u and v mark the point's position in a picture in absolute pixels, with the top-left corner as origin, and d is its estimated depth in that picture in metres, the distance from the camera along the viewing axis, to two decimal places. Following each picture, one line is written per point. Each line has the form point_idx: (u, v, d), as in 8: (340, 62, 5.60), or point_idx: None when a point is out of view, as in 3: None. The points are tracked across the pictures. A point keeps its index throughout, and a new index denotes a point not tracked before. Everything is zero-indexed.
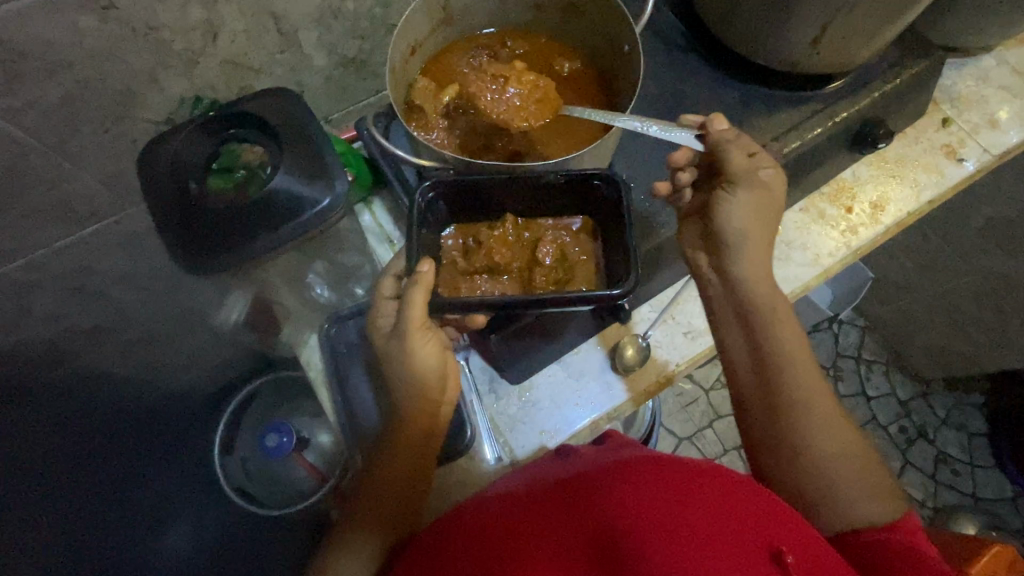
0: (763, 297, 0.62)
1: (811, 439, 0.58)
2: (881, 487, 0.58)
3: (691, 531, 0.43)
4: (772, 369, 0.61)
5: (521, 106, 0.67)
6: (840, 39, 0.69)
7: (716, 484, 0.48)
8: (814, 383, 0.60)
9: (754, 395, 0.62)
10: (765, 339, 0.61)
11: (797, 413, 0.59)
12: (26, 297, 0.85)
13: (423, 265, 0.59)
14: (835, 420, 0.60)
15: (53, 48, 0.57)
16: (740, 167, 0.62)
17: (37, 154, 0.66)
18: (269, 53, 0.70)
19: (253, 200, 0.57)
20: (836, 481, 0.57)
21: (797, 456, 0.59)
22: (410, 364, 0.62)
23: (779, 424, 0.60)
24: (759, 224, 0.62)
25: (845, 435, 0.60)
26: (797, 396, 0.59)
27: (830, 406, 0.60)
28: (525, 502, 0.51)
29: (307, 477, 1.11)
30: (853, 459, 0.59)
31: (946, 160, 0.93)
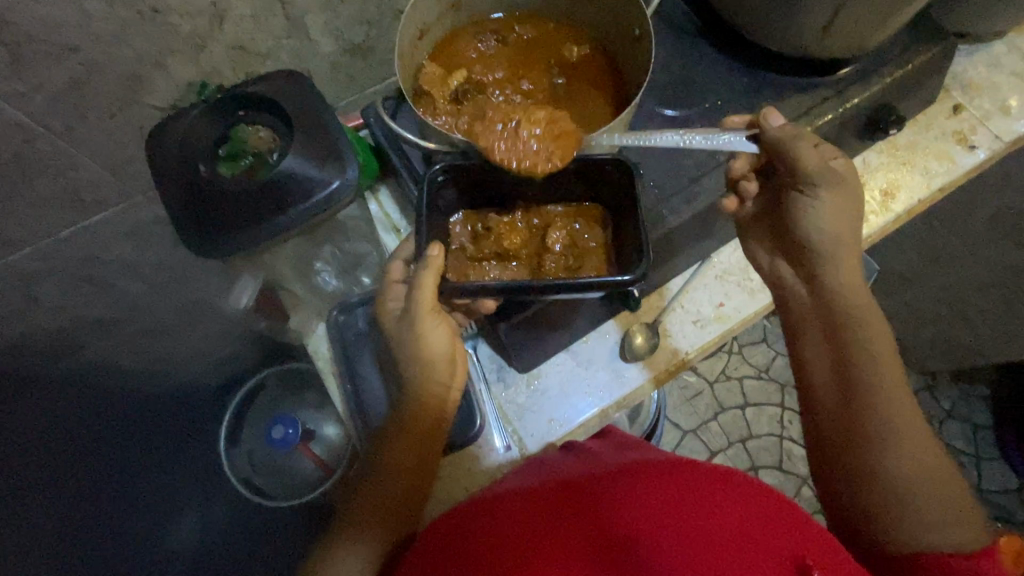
0: (852, 304, 0.63)
1: (893, 449, 0.56)
2: (964, 512, 0.54)
3: (706, 537, 0.43)
4: (854, 368, 0.60)
5: (540, 148, 0.59)
6: (851, 22, 0.68)
7: (728, 489, 0.49)
8: (898, 387, 0.59)
9: (829, 401, 0.62)
10: (849, 345, 0.61)
11: (876, 413, 0.58)
12: (31, 286, 0.85)
13: (434, 249, 0.58)
14: (918, 428, 0.57)
15: (59, 31, 0.57)
16: (820, 165, 0.62)
17: (42, 140, 0.66)
18: (275, 38, 0.69)
19: (262, 185, 0.56)
20: (911, 497, 0.54)
21: (873, 459, 0.57)
22: (420, 346, 0.62)
23: (857, 423, 0.58)
24: (843, 225, 0.64)
25: (927, 446, 0.57)
26: (878, 397, 0.58)
27: (914, 414, 0.58)
28: (532, 499, 0.51)
29: (313, 468, 1.13)
30: (934, 473, 0.56)
31: (957, 147, 0.92)
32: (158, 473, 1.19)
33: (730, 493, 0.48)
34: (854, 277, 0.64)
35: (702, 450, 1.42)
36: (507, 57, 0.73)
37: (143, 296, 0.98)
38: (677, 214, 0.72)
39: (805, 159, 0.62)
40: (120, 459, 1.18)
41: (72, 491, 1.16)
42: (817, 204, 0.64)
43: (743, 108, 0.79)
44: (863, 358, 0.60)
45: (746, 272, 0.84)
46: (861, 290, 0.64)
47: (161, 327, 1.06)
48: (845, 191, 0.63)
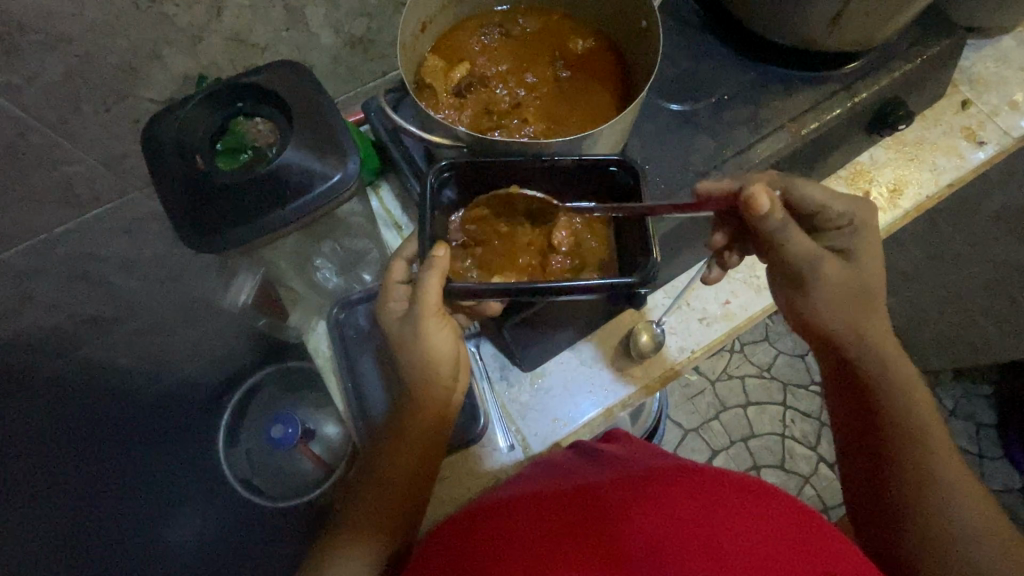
0: (885, 368, 0.61)
1: (945, 505, 0.56)
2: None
3: (736, 547, 0.43)
4: (892, 436, 0.59)
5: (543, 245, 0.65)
6: (861, 15, 0.66)
7: (750, 497, 0.49)
8: (940, 447, 0.58)
9: (868, 459, 0.61)
10: (884, 406, 0.60)
11: (920, 480, 0.57)
12: (26, 283, 0.83)
13: (440, 250, 0.56)
14: (963, 483, 0.57)
15: (53, 20, 0.55)
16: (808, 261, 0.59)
17: (36, 134, 0.65)
18: (275, 30, 0.68)
19: (260, 179, 0.54)
20: (968, 552, 0.54)
21: (922, 525, 0.56)
22: (423, 349, 0.61)
23: (900, 493, 0.58)
24: (855, 307, 0.60)
25: (976, 500, 0.56)
26: (921, 464, 0.57)
27: (958, 469, 0.57)
28: (543, 502, 0.51)
29: (313, 468, 1.10)
30: (986, 529, 0.55)
31: (965, 142, 0.90)
32: (156, 472, 1.17)
33: (741, 502, 0.48)
34: (884, 346, 0.62)
35: (704, 448, 1.41)
36: (512, 50, 0.71)
37: (140, 293, 0.97)
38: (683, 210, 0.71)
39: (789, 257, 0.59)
40: (117, 460, 1.17)
41: (68, 492, 1.15)
42: (814, 302, 0.61)
43: (749, 102, 0.78)
44: (902, 428, 0.59)
45: (750, 269, 0.83)
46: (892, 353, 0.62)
47: (159, 325, 1.04)
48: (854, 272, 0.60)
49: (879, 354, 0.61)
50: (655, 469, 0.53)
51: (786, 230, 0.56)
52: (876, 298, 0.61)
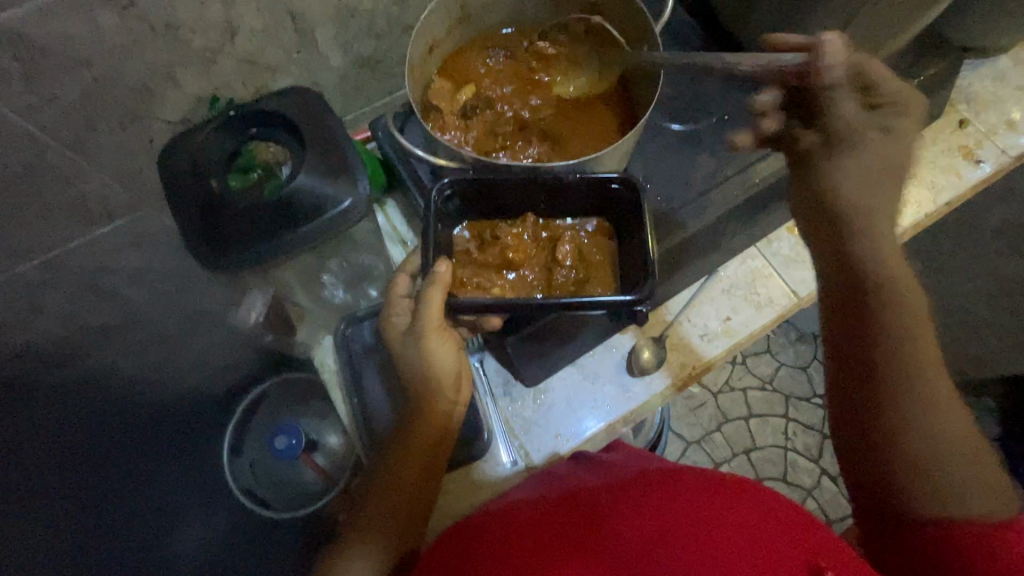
0: (886, 273, 0.57)
1: (927, 425, 0.54)
2: (992, 482, 0.54)
3: (732, 545, 0.46)
4: (882, 373, 0.55)
5: (557, 261, 0.66)
6: (858, 38, 0.68)
7: (744, 498, 0.52)
8: (931, 366, 0.55)
9: (854, 378, 0.57)
10: (882, 315, 0.56)
11: (910, 417, 0.54)
12: (38, 296, 0.85)
13: (440, 266, 0.58)
14: (951, 412, 0.55)
15: (72, 45, 0.57)
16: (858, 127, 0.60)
17: (52, 152, 0.66)
18: (286, 52, 0.70)
19: (273, 200, 0.56)
20: (947, 469, 0.54)
21: (909, 462, 0.54)
22: (427, 363, 0.62)
23: (890, 432, 0.55)
24: (885, 181, 0.59)
25: (960, 427, 0.55)
26: (910, 399, 0.54)
27: (945, 397, 0.55)
28: (538, 507, 0.53)
29: (317, 479, 1.11)
30: (967, 451, 0.54)
31: (963, 161, 0.92)
32: (161, 481, 1.18)
33: (736, 511, 0.50)
34: (881, 253, 0.58)
35: (706, 461, 1.41)
36: (517, 71, 0.74)
37: (148, 305, 0.98)
38: (684, 230, 0.73)
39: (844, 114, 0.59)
40: (123, 468, 1.17)
41: (73, 502, 1.15)
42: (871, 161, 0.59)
43: None
44: (893, 364, 0.55)
45: (751, 286, 0.84)
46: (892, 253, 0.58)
47: (165, 336, 1.05)
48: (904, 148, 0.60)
49: (874, 267, 0.58)
50: (649, 477, 0.55)
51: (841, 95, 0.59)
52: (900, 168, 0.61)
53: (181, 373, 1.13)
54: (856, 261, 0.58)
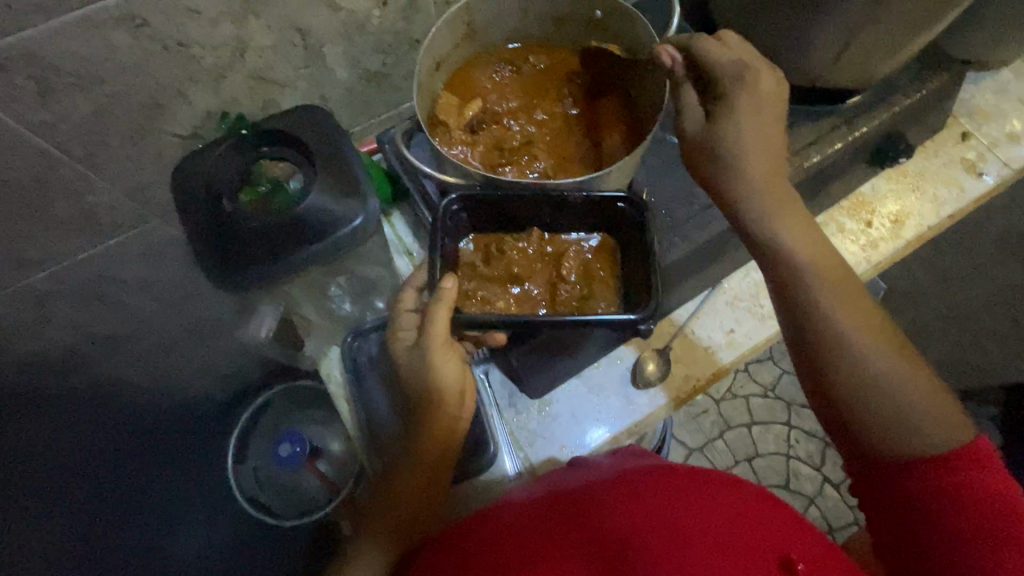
0: (797, 230, 0.59)
1: (862, 365, 0.54)
2: (952, 413, 0.52)
3: (706, 539, 0.51)
4: (803, 319, 0.57)
5: (562, 276, 0.66)
6: (860, 54, 0.68)
7: (724, 499, 0.56)
8: (849, 311, 0.56)
9: (789, 338, 0.59)
10: (795, 271, 0.58)
11: (834, 357, 0.55)
12: (47, 306, 0.85)
13: (447, 282, 0.58)
14: (881, 347, 0.54)
15: (85, 64, 0.58)
16: (688, 119, 0.62)
17: (64, 167, 0.67)
18: (294, 67, 0.70)
19: (284, 220, 0.56)
20: (901, 407, 0.52)
21: (850, 400, 0.54)
22: (431, 379, 0.62)
23: (823, 373, 0.56)
24: (751, 154, 0.59)
25: (894, 361, 0.54)
26: (832, 339, 0.55)
27: (872, 332, 0.55)
28: (535, 506, 0.60)
29: (320, 487, 1.10)
30: (909, 383, 0.53)
31: (966, 173, 0.92)
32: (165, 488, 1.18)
33: (721, 506, 0.55)
34: (784, 209, 0.60)
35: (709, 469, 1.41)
36: (523, 87, 0.74)
37: (154, 314, 0.98)
38: (687, 243, 0.74)
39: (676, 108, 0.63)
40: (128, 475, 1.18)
41: (77, 509, 1.15)
42: (708, 148, 0.61)
43: None
44: (811, 308, 0.57)
45: (755, 298, 0.85)
46: (798, 212, 0.60)
47: (171, 345, 1.06)
48: (720, 131, 0.59)
49: (781, 223, 0.60)
50: (636, 474, 0.61)
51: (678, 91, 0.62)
52: (778, 136, 0.60)
53: (185, 381, 1.14)
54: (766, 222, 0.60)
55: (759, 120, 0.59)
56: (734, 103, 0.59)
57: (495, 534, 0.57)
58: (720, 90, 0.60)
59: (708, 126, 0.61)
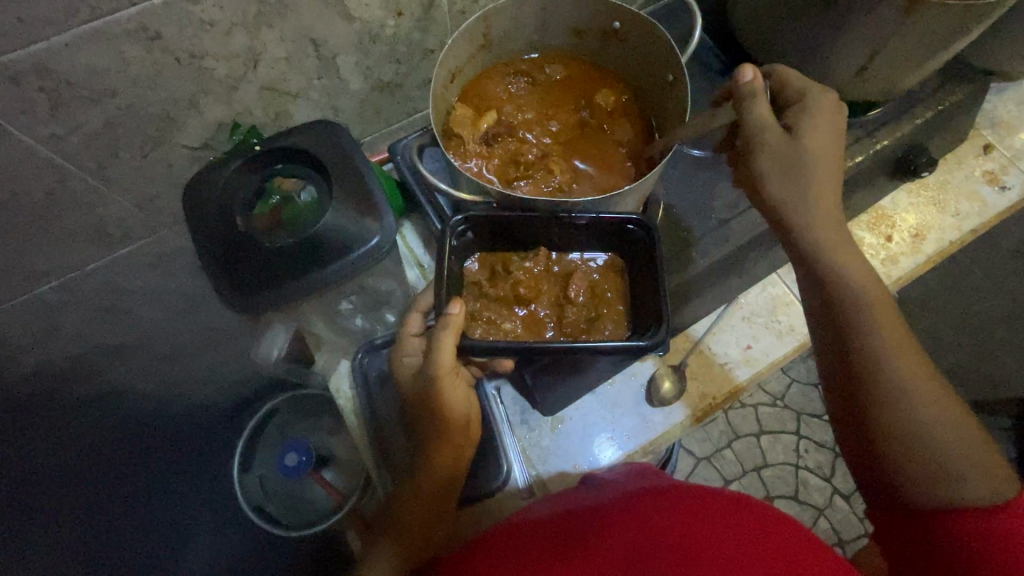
0: (846, 257, 0.57)
1: (907, 405, 0.53)
2: (987, 460, 0.52)
3: (721, 560, 0.50)
4: (857, 363, 0.55)
5: (573, 298, 0.64)
6: (887, 66, 0.66)
7: (737, 517, 0.55)
8: (898, 347, 0.55)
9: (831, 365, 0.58)
10: (843, 301, 0.56)
11: (887, 405, 0.54)
12: (55, 316, 0.84)
13: (454, 307, 0.57)
14: (935, 397, 0.53)
15: (98, 76, 0.57)
16: (769, 125, 0.57)
17: (74, 179, 0.66)
18: (307, 78, 0.69)
19: (301, 243, 0.56)
20: (939, 452, 0.52)
21: (900, 452, 0.53)
22: (439, 406, 0.60)
23: (873, 421, 0.54)
24: (821, 178, 0.56)
25: (946, 411, 0.53)
26: (885, 384, 0.54)
27: (925, 379, 0.54)
28: (547, 520, 0.59)
29: (326, 497, 1.03)
30: (958, 436, 0.53)
31: (988, 187, 0.90)
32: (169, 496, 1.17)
33: (748, 526, 0.54)
34: (837, 243, 0.57)
35: (717, 479, 1.38)
36: (539, 98, 0.73)
37: (162, 323, 0.98)
38: (706, 259, 0.72)
39: (750, 117, 0.58)
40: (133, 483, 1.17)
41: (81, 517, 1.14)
42: (790, 160, 0.56)
43: None
44: (866, 355, 0.55)
45: (772, 314, 0.83)
46: (841, 236, 0.58)
47: (178, 353, 1.05)
48: (801, 144, 0.56)
49: (837, 259, 0.57)
50: (646, 490, 0.60)
51: (756, 101, 0.58)
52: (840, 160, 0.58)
53: (191, 388, 1.12)
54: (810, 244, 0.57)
55: (832, 144, 0.57)
56: (811, 121, 0.57)
57: (505, 553, 0.55)
58: (797, 111, 0.58)
59: (791, 136, 0.57)
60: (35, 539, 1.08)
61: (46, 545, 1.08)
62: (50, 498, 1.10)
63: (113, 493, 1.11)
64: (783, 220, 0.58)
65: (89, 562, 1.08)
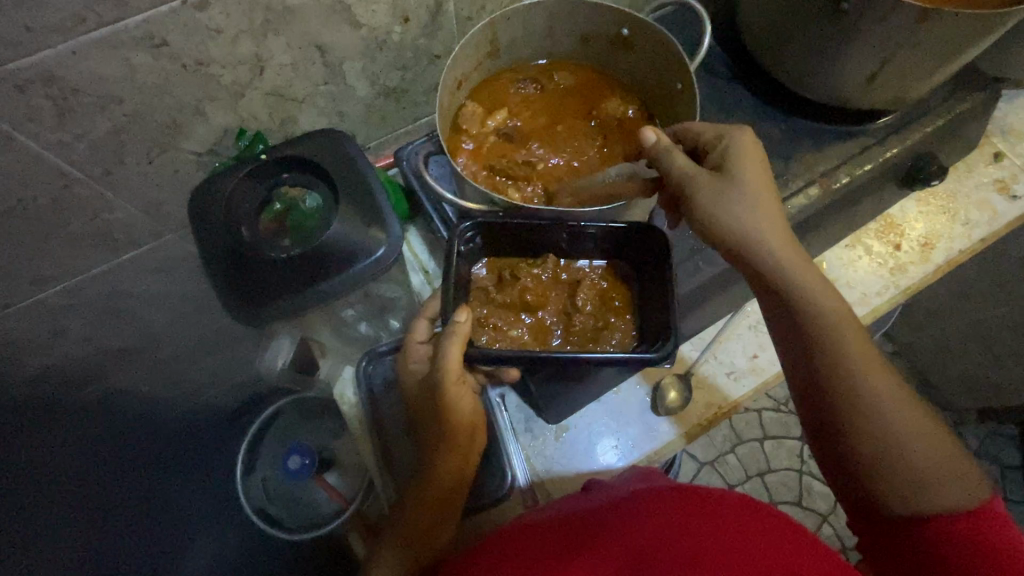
0: (806, 278, 0.56)
1: (881, 423, 0.52)
2: (961, 470, 0.52)
3: (714, 555, 0.50)
4: (829, 384, 0.54)
5: (579, 306, 0.64)
6: (897, 75, 0.65)
7: (732, 513, 0.55)
8: (864, 365, 0.54)
9: (804, 390, 0.57)
10: (810, 322, 0.55)
11: (862, 422, 0.53)
12: (60, 320, 0.85)
13: (461, 315, 0.56)
14: (900, 403, 0.53)
15: (104, 83, 0.57)
16: (692, 173, 0.57)
17: (80, 185, 0.66)
18: (313, 84, 0.69)
19: (306, 255, 0.56)
20: (916, 466, 0.51)
21: (873, 462, 0.52)
22: (446, 415, 0.60)
23: (845, 438, 0.54)
24: (763, 210, 0.57)
25: (912, 418, 0.53)
26: (858, 402, 0.53)
27: (890, 387, 0.54)
28: (542, 524, 0.59)
29: (328, 500, 1.03)
30: (928, 442, 0.52)
31: (998, 195, 0.89)
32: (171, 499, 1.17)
33: (760, 531, 0.53)
34: (795, 256, 0.57)
35: (720, 484, 1.38)
36: (546, 105, 0.73)
37: (167, 326, 0.98)
38: (712, 268, 0.72)
39: (671, 169, 0.58)
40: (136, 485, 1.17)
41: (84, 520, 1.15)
42: (726, 198, 0.56)
43: (780, 154, 0.77)
44: (836, 368, 0.54)
45: None
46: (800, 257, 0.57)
47: (181, 356, 1.05)
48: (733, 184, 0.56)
49: (799, 272, 0.56)
50: (641, 491, 0.60)
51: (670, 154, 0.58)
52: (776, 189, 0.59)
53: (193, 391, 1.12)
54: (775, 267, 0.56)
55: (757, 176, 0.57)
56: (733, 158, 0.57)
57: (499, 556, 0.56)
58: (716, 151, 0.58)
59: (720, 175, 0.57)
60: (40, 541, 1.08)
61: (50, 547, 1.09)
62: (53, 499, 1.10)
63: (117, 496, 1.12)
64: (747, 250, 0.57)
65: (92, 564, 1.08)
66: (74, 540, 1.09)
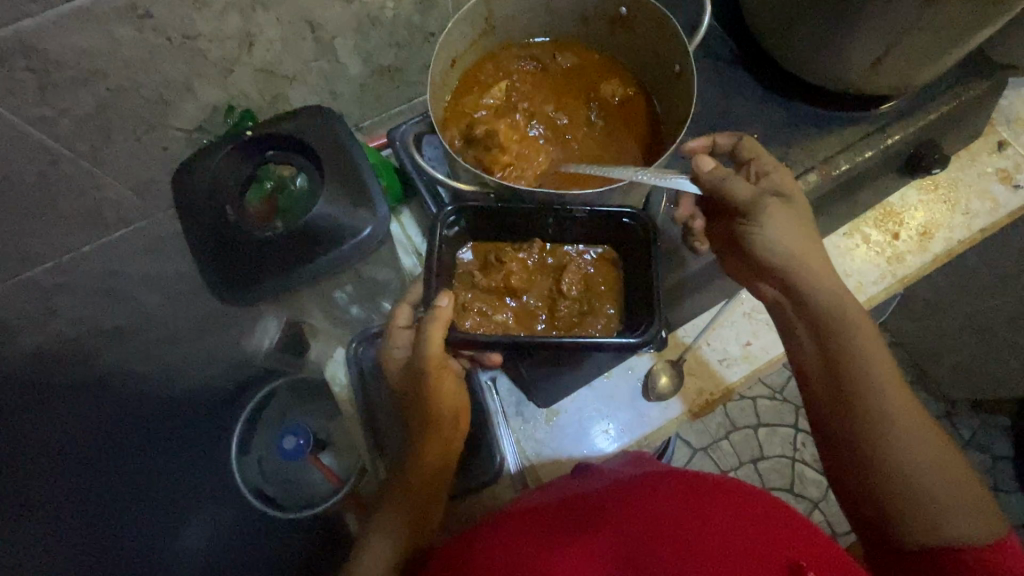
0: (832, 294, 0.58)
1: (900, 444, 0.53)
2: (978, 499, 0.52)
3: (704, 542, 0.50)
4: (850, 397, 0.55)
5: (565, 292, 0.63)
6: (902, 61, 0.64)
7: (724, 498, 0.55)
8: (886, 382, 0.55)
9: (827, 401, 0.57)
10: (835, 338, 0.56)
11: (880, 441, 0.53)
12: (51, 297, 0.84)
13: (443, 300, 0.56)
14: (920, 429, 0.53)
15: (87, 57, 0.56)
16: (755, 196, 0.61)
17: (66, 162, 0.65)
18: (303, 61, 0.68)
19: (292, 236, 0.55)
20: (931, 490, 0.51)
21: (886, 482, 0.53)
22: (433, 398, 0.60)
23: (863, 454, 0.54)
24: (807, 233, 0.60)
25: (932, 446, 0.53)
26: (878, 420, 0.53)
27: (911, 409, 0.54)
28: (546, 508, 0.58)
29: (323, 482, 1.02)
30: (947, 472, 0.52)
31: (1000, 185, 0.87)
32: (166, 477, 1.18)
33: (752, 519, 0.53)
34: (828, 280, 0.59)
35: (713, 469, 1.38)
36: (545, 86, 0.71)
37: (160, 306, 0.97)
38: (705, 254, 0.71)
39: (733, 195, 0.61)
40: None
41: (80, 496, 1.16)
42: (778, 220, 0.59)
43: (779, 141, 0.76)
44: (857, 382, 0.55)
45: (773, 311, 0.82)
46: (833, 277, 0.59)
47: None
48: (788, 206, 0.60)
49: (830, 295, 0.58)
50: (647, 476, 0.60)
51: (728, 180, 0.61)
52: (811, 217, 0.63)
53: (188, 371, 1.13)
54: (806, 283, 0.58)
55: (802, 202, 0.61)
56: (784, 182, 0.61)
57: (502, 538, 0.55)
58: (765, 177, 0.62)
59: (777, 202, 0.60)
60: (37, 516, 1.10)
61: (46, 522, 1.10)
62: (49, 475, 1.11)
63: (112, 474, 1.13)
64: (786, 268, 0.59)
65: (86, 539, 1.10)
66: (70, 516, 1.10)
